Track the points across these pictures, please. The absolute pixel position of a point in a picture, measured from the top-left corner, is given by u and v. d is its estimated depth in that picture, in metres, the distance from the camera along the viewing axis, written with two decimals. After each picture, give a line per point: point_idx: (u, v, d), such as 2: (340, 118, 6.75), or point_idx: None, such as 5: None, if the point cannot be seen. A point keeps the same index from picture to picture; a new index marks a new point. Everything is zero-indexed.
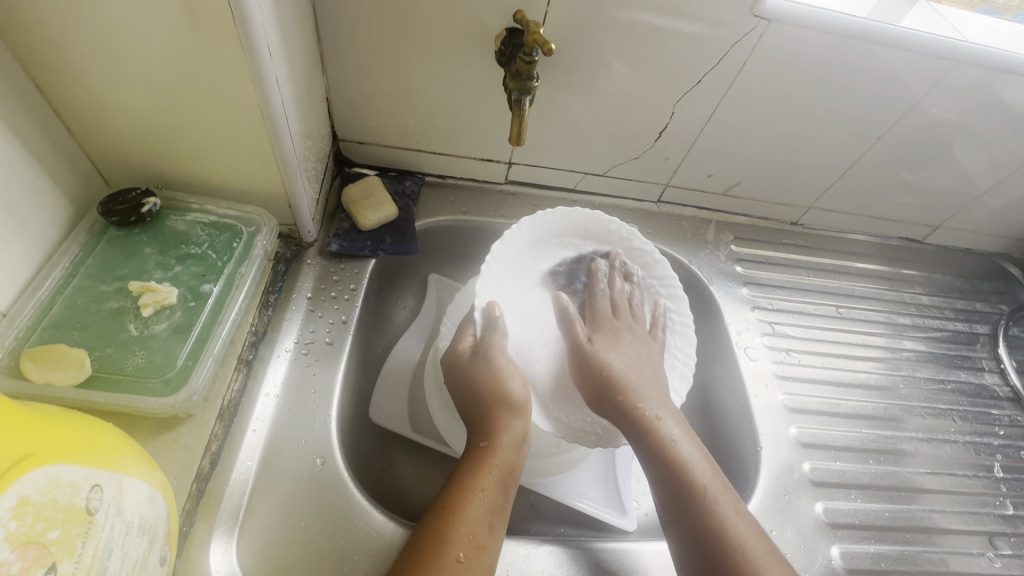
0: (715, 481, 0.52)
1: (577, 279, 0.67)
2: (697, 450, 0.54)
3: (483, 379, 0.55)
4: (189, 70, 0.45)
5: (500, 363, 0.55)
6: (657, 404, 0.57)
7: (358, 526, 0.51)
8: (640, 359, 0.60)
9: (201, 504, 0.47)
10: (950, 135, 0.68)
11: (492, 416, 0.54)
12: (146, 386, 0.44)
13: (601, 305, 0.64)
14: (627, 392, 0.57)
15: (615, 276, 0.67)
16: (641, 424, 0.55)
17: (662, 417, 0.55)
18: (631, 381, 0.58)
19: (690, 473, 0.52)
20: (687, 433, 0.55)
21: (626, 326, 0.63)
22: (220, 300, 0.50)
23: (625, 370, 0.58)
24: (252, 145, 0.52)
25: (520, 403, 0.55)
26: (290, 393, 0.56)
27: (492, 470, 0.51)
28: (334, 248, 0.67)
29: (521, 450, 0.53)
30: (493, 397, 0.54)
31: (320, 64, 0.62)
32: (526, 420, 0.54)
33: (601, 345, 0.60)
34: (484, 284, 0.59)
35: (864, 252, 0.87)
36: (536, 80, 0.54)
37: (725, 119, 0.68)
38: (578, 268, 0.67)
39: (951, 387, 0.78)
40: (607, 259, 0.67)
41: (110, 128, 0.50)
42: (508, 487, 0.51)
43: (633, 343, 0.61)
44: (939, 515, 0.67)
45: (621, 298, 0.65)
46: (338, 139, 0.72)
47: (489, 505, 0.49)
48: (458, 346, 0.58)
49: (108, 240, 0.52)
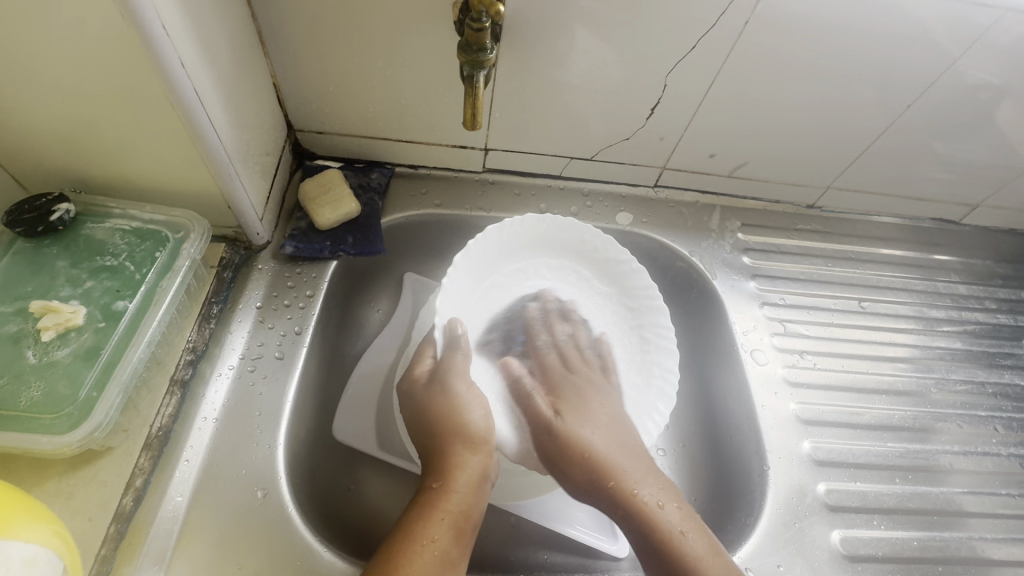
0: (723, 567, 0.47)
1: (515, 340, 0.62)
2: (699, 536, 0.49)
3: (434, 405, 0.53)
4: (79, 67, 0.40)
5: (456, 389, 0.53)
6: (652, 487, 0.51)
7: (301, 567, 0.46)
8: (619, 426, 0.56)
9: (122, 548, 0.43)
10: (993, 100, 0.58)
11: (447, 452, 0.50)
12: (42, 423, 0.40)
13: (550, 363, 0.61)
14: (617, 476, 0.52)
15: (554, 319, 0.63)
16: (636, 513, 0.50)
17: (661, 502, 0.50)
18: (616, 462, 0.52)
19: (696, 568, 0.47)
20: (690, 516, 0.50)
21: (583, 379, 0.59)
22: (135, 320, 0.46)
23: (609, 447, 0.53)
24: (173, 144, 0.46)
25: (478, 436, 0.51)
26: (231, 416, 0.51)
27: (444, 518, 0.47)
28: (288, 251, 0.60)
29: (478, 492, 0.49)
30: (451, 431, 0.51)
31: (260, 47, 0.55)
32: (484, 458, 0.51)
33: (570, 417, 0.56)
34: (445, 299, 0.56)
35: (891, 237, 0.77)
36: (490, 52, 0.47)
37: (723, 92, 0.59)
38: (511, 328, 0.62)
39: (992, 391, 0.69)
40: (539, 301, 0.63)
41: (11, 131, 0.44)
42: (464, 535, 0.47)
43: (601, 402, 0.57)
44: (980, 542, 0.59)
45: (567, 343, 0.62)
46: (293, 129, 0.65)
47: (441, 559, 0.45)
48: (414, 371, 0.56)
49: (16, 252, 0.47)
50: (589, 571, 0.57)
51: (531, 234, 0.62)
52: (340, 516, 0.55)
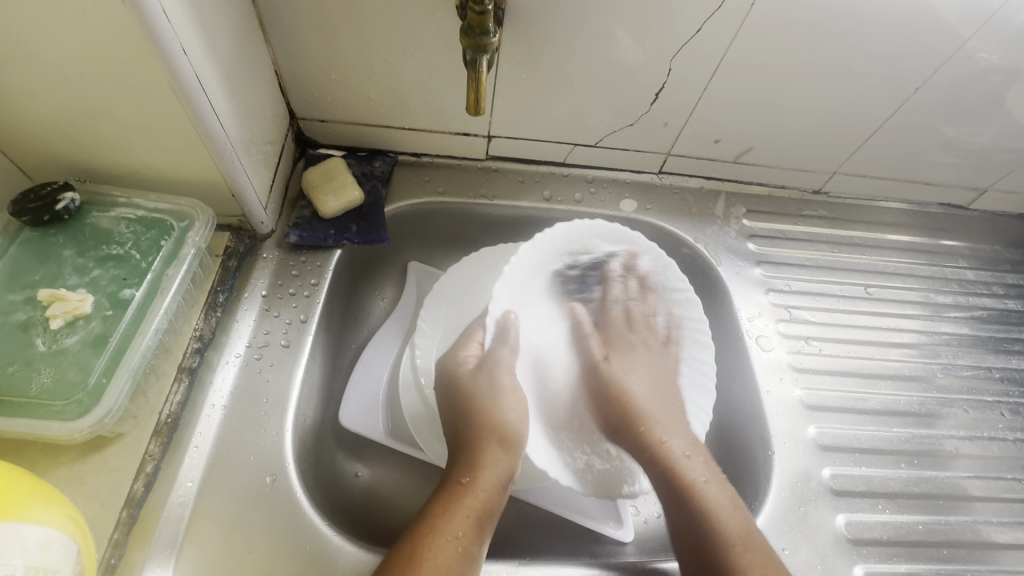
0: (742, 522, 0.49)
1: (588, 286, 0.63)
2: (720, 488, 0.51)
3: (478, 398, 0.54)
4: (81, 55, 0.39)
5: (504, 382, 0.55)
6: (681, 438, 0.55)
7: (310, 549, 0.47)
8: (660, 378, 0.60)
9: (133, 533, 0.43)
10: (1004, 82, 0.57)
11: (478, 450, 0.52)
12: (53, 410, 0.41)
13: (613, 317, 0.63)
14: (648, 423, 0.56)
15: (631, 279, 0.63)
16: (663, 459, 0.53)
17: (688, 454, 0.53)
18: (648, 411, 0.57)
19: (715, 515, 0.49)
20: (713, 470, 0.53)
21: (640, 340, 0.62)
22: (142, 307, 0.46)
23: (647, 399, 0.58)
24: (176, 132, 0.46)
25: (513, 436, 0.53)
26: (238, 404, 0.51)
27: (469, 514, 0.47)
28: (292, 240, 0.60)
29: (501, 494, 0.50)
30: (487, 431, 0.52)
31: (261, 34, 0.55)
32: (513, 460, 0.52)
33: (616, 363, 0.61)
34: (503, 287, 0.57)
35: (898, 223, 0.76)
36: (493, 36, 0.47)
37: (728, 76, 0.58)
38: (590, 273, 0.62)
39: (999, 376, 0.69)
40: (624, 259, 0.61)
41: (14, 121, 0.45)
42: (485, 532, 0.48)
43: (654, 360, 0.61)
44: (984, 526, 0.59)
45: (635, 307, 0.63)
46: (296, 118, 0.65)
47: (462, 554, 0.45)
48: (461, 354, 0.57)
49: (22, 242, 0.48)
50: (594, 555, 0.57)
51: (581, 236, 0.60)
52: (347, 501, 0.55)
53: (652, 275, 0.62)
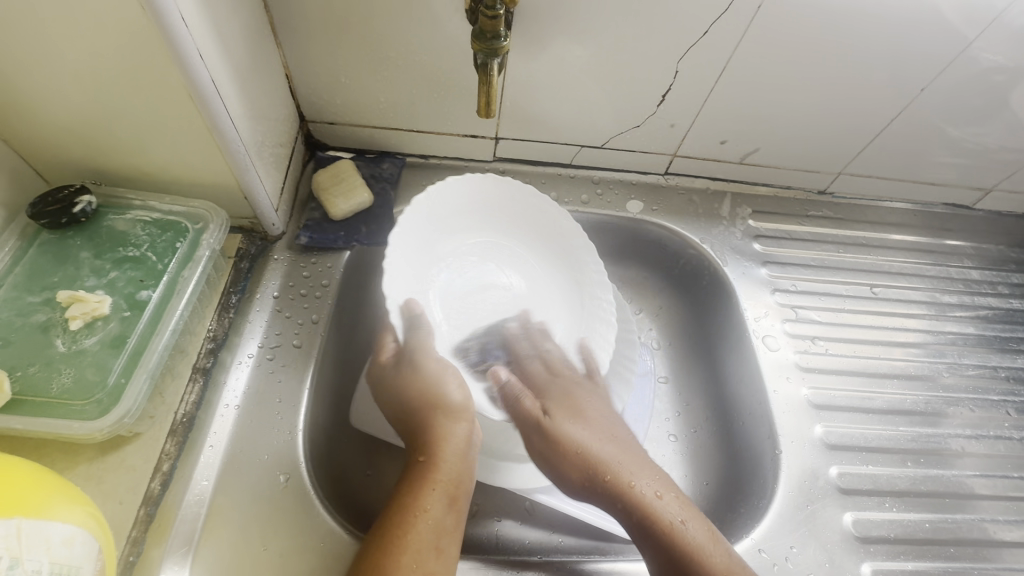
0: (724, 556, 0.49)
1: (491, 355, 0.59)
2: (698, 522, 0.50)
3: (404, 388, 0.53)
4: (101, 61, 0.40)
5: (428, 368, 0.52)
6: (649, 479, 0.53)
7: (325, 547, 0.47)
8: (609, 424, 0.57)
9: (152, 530, 0.44)
10: (1008, 83, 0.58)
11: (431, 424, 0.51)
12: (73, 409, 0.41)
13: (535, 372, 0.59)
14: (612, 470, 0.53)
15: (534, 332, 0.60)
16: (636, 504, 0.51)
17: (659, 493, 0.52)
18: (610, 458, 0.54)
19: (699, 552, 0.48)
20: (688, 505, 0.52)
21: (566, 385, 0.59)
22: (159, 308, 0.47)
23: (604, 446, 0.55)
24: (192, 135, 0.47)
25: (458, 406, 0.52)
26: (252, 403, 0.52)
27: (437, 488, 0.48)
28: (303, 241, 0.61)
29: (467, 459, 0.51)
30: (431, 404, 0.51)
31: (273, 38, 0.55)
32: (469, 425, 0.52)
33: (559, 416, 0.56)
34: (394, 279, 0.53)
35: (903, 223, 0.76)
36: (504, 40, 0.48)
37: (735, 78, 0.59)
38: (489, 342, 0.59)
39: (1005, 375, 0.69)
40: (517, 319, 0.60)
41: (33, 125, 0.45)
42: (457, 503, 0.49)
43: (591, 402, 0.58)
44: (991, 524, 0.60)
45: (553, 356, 0.60)
46: (306, 121, 0.65)
47: (436, 527, 0.46)
48: (380, 357, 0.55)
49: (40, 244, 0.49)
50: (604, 553, 0.58)
51: (472, 194, 0.61)
52: (359, 499, 0.56)
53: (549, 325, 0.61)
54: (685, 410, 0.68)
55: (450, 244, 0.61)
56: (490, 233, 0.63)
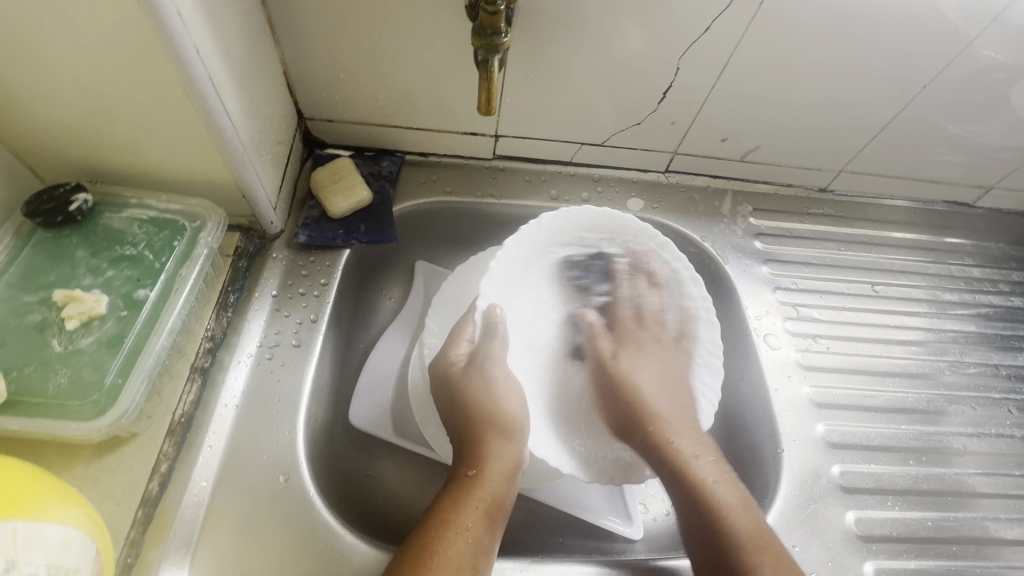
0: (753, 521, 0.49)
1: (591, 296, 0.64)
2: (730, 487, 0.51)
3: (474, 393, 0.53)
4: (96, 57, 0.40)
5: (495, 374, 0.54)
6: (690, 438, 0.55)
7: (324, 548, 0.47)
8: (669, 375, 0.60)
9: (149, 532, 0.44)
10: (1008, 80, 0.58)
11: (482, 441, 0.52)
12: (70, 410, 0.41)
13: (624, 314, 0.64)
14: (657, 423, 0.56)
15: (637, 275, 0.63)
16: (671, 458, 0.54)
17: (696, 453, 0.54)
18: (660, 409, 0.57)
19: (725, 514, 0.50)
20: (723, 470, 0.53)
21: (652, 335, 0.62)
22: (156, 307, 0.46)
23: (659, 389, 0.59)
24: (189, 132, 0.46)
25: (515, 425, 0.52)
26: (251, 403, 0.52)
27: (478, 506, 0.48)
28: (302, 239, 0.61)
29: (512, 481, 0.51)
30: (487, 419, 0.52)
31: (270, 34, 0.55)
32: (519, 447, 0.52)
33: (624, 360, 0.61)
34: (490, 282, 0.55)
35: (904, 221, 0.76)
36: (505, 36, 0.47)
37: (736, 75, 0.59)
38: (594, 263, 0.63)
39: (1005, 373, 0.69)
40: (629, 259, 0.62)
41: (28, 122, 0.45)
42: (496, 523, 0.48)
43: (662, 356, 0.61)
44: (992, 523, 0.59)
45: (648, 305, 0.63)
46: (304, 118, 0.65)
47: (474, 546, 0.46)
48: (451, 353, 0.54)
49: (35, 243, 0.48)
50: (604, 553, 0.57)
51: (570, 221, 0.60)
52: (358, 500, 0.55)
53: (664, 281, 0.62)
54: None
55: (552, 253, 0.61)
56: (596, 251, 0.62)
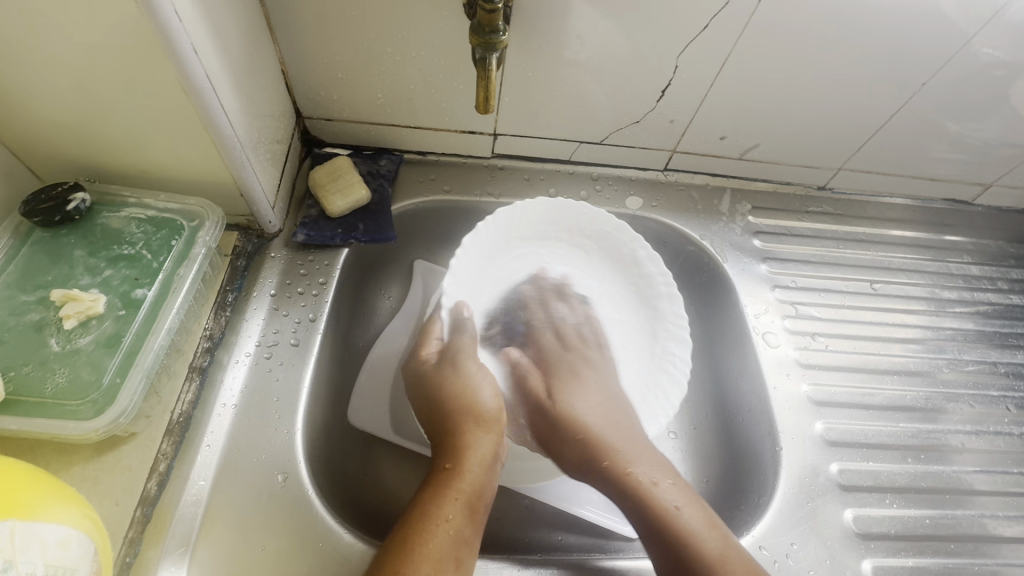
0: (722, 542, 0.48)
1: (515, 331, 0.63)
2: (696, 512, 0.50)
3: (444, 386, 0.54)
4: (92, 56, 0.40)
5: (470, 369, 0.55)
6: (647, 466, 0.53)
7: (323, 547, 0.47)
8: (612, 399, 0.58)
9: (148, 531, 0.44)
10: (1007, 78, 0.57)
11: (459, 432, 0.52)
12: (68, 409, 0.41)
13: (548, 344, 0.62)
14: (610, 456, 0.54)
15: (547, 295, 0.64)
16: (632, 489, 0.52)
17: (655, 480, 0.52)
18: (609, 440, 0.55)
19: (694, 540, 0.48)
20: (685, 492, 0.52)
21: (579, 357, 0.61)
22: (154, 307, 0.46)
23: (601, 422, 0.56)
24: (186, 131, 0.46)
25: (489, 415, 0.53)
26: (249, 402, 0.52)
27: (458, 497, 0.48)
28: (300, 239, 0.60)
29: (490, 472, 0.51)
30: (464, 410, 0.53)
31: (268, 32, 0.54)
32: (494, 438, 0.52)
33: (560, 394, 0.59)
34: (454, 281, 0.57)
35: (903, 219, 0.76)
36: (503, 34, 0.47)
37: (735, 73, 0.58)
38: (515, 312, 0.63)
39: (1004, 370, 0.69)
40: (533, 282, 0.64)
41: (24, 122, 0.45)
42: (477, 514, 0.48)
43: (599, 379, 0.60)
44: (991, 520, 0.59)
45: (566, 324, 0.63)
46: (302, 117, 0.65)
47: (455, 537, 0.46)
48: (422, 353, 0.57)
49: (33, 242, 0.48)
50: (603, 551, 0.57)
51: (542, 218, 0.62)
52: (358, 498, 0.55)
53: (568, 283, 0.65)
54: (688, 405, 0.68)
55: (505, 260, 0.62)
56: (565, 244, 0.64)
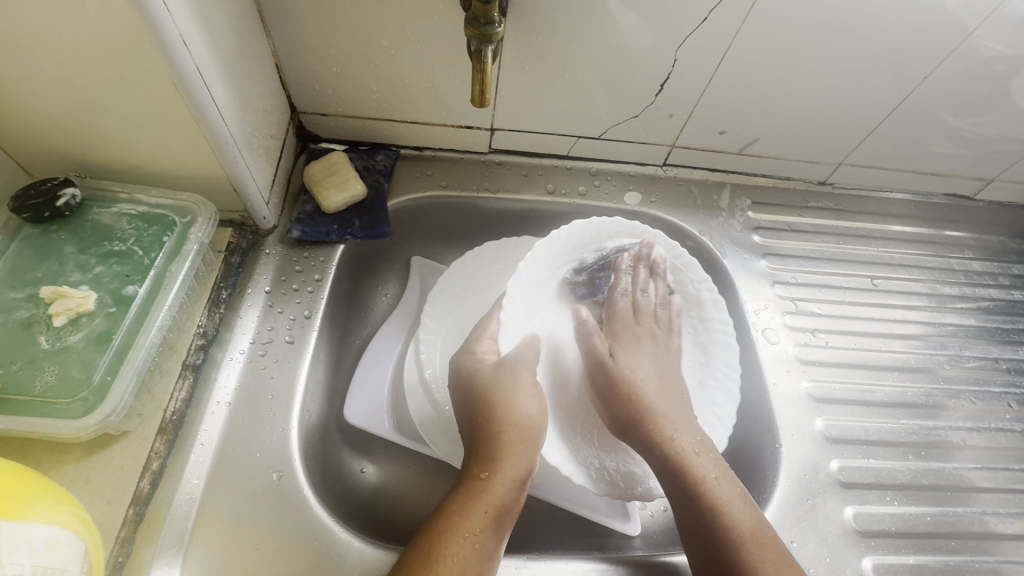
0: (754, 519, 0.49)
1: (598, 289, 0.62)
2: (730, 485, 0.50)
3: (493, 393, 0.52)
4: (79, 48, 0.39)
5: (523, 379, 0.53)
6: (691, 436, 0.53)
7: (318, 546, 0.46)
8: (666, 373, 0.58)
9: (140, 530, 0.43)
10: (1009, 72, 0.57)
11: (497, 444, 0.50)
12: (57, 408, 0.41)
13: (621, 310, 0.61)
14: (656, 423, 0.53)
15: (639, 268, 0.62)
16: (673, 460, 0.51)
17: (697, 451, 0.52)
18: (659, 409, 0.54)
19: (728, 514, 0.48)
20: (722, 467, 0.52)
21: (647, 331, 0.60)
22: (146, 304, 0.46)
23: (653, 393, 0.55)
24: (176, 126, 0.45)
25: (533, 432, 0.51)
26: (243, 400, 0.51)
27: (486, 510, 0.47)
28: (295, 235, 0.60)
29: (522, 487, 0.49)
30: (507, 423, 0.50)
31: (260, 25, 0.54)
32: (533, 455, 0.50)
33: (622, 358, 0.57)
34: (518, 282, 0.57)
35: (903, 214, 0.75)
36: (498, 26, 0.47)
37: (734, 67, 0.58)
38: (601, 273, 0.62)
39: (1005, 367, 0.69)
40: (633, 251, 0.62)
41: (12, 115, 0.44)
42: (503, 527, 0.47)
43: (660, 357, 0.58)
44: (991, 517, 0.59)
45: (644, 299, 0.61)
46: (297, 112, 0.64)
47: (480, 551, 0.45)
48: (476, 348, 0.55)
49: (23, 238, 0.47)
50: (601, 549, 0.57)
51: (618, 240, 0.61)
52: (354, 497, 0.55)
53: (661, 268, 0.62)
54: None
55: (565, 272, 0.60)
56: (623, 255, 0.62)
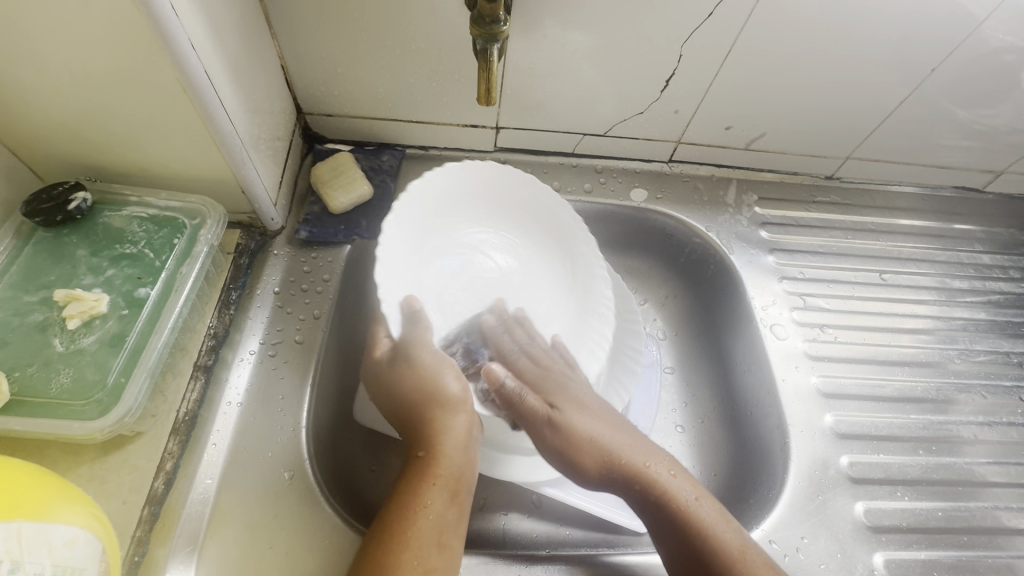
0: (738, 536, 0.48)
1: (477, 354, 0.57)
2: (711, 503, 0.50)
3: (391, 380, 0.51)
4: (88, 53, 0.39)
5: (422, 359, 0.50)
6: (660, 460, 0.52)
7: (330, 543, 0.47)
8: (610, 417, 0.54)
9: (156, 530, 0.44)
10: (1019, 62, 0.56)
11: (427, 420, 0.49)
12: (73, 410, 0.41)
13: (522, 367, 0.55)
14: (622, 454, 0.51)
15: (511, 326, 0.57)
16: (648, 483, 0.50)
17: (672, 472, 0.51)
18: (619, 445, 0.52)
19: (711, 533, 0.48)
20: (699, 485, 0.52)
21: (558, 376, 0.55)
22: (157, 305, 0.46)
23: (609, 432, 0.52)
24: (184, 129, 0.46)
25: (451, 400, 0.50)
26: (255, 401, 0.52)
27: (438, 484, 0.47)
28: (303, 236, 0.60)
29: (468, 452, 0.49)
30: (423, 400, 0.49)
31: (267, 29, 0.54)
32: (466, 417, 0.50)
33: (561, 404, 0.53)
34: (383, 271, 0.50)
35: (911, 207, 0.75)
36: (504, 24, 0.47)
37: (739, 63, 0.57)
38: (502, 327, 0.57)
39: (1017, 361, 0.68)
40: (494, 312, 0.57)
41: (21, 121, 0.44)
42: (460, 496, 0.48)
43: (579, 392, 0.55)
44: (1004, 512, 0.59)
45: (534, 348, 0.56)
46: (303, 113, 0.64)
47: (438, 522, 0.46)
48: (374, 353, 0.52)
49: (36, 243, 0.48)
50: (611, 546, 0.57)
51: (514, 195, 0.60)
52: (365, 494, 0.55)
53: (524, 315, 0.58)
54: (693, 402, 0.67)
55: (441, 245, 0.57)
56: (481, 232, 0.60)
